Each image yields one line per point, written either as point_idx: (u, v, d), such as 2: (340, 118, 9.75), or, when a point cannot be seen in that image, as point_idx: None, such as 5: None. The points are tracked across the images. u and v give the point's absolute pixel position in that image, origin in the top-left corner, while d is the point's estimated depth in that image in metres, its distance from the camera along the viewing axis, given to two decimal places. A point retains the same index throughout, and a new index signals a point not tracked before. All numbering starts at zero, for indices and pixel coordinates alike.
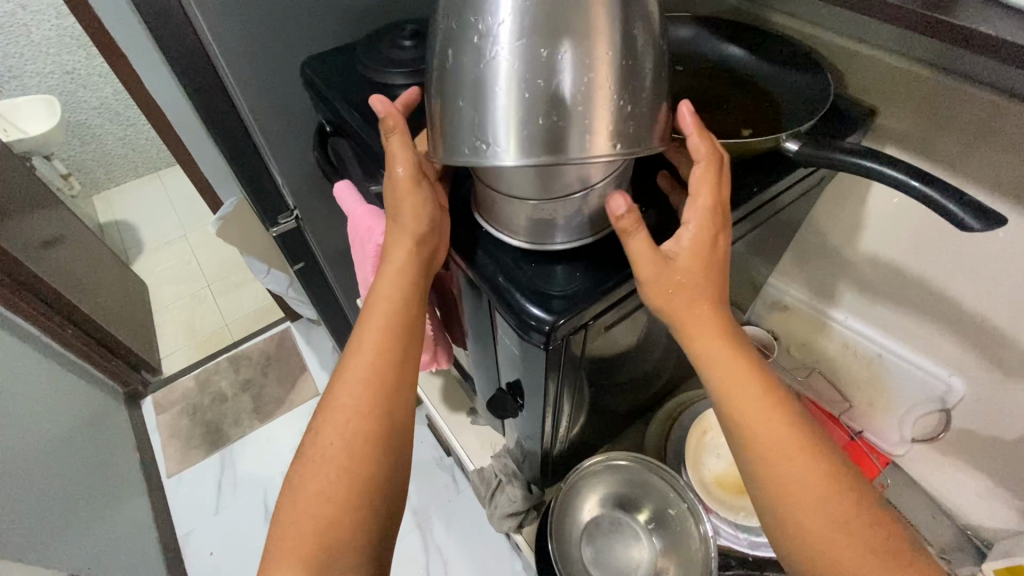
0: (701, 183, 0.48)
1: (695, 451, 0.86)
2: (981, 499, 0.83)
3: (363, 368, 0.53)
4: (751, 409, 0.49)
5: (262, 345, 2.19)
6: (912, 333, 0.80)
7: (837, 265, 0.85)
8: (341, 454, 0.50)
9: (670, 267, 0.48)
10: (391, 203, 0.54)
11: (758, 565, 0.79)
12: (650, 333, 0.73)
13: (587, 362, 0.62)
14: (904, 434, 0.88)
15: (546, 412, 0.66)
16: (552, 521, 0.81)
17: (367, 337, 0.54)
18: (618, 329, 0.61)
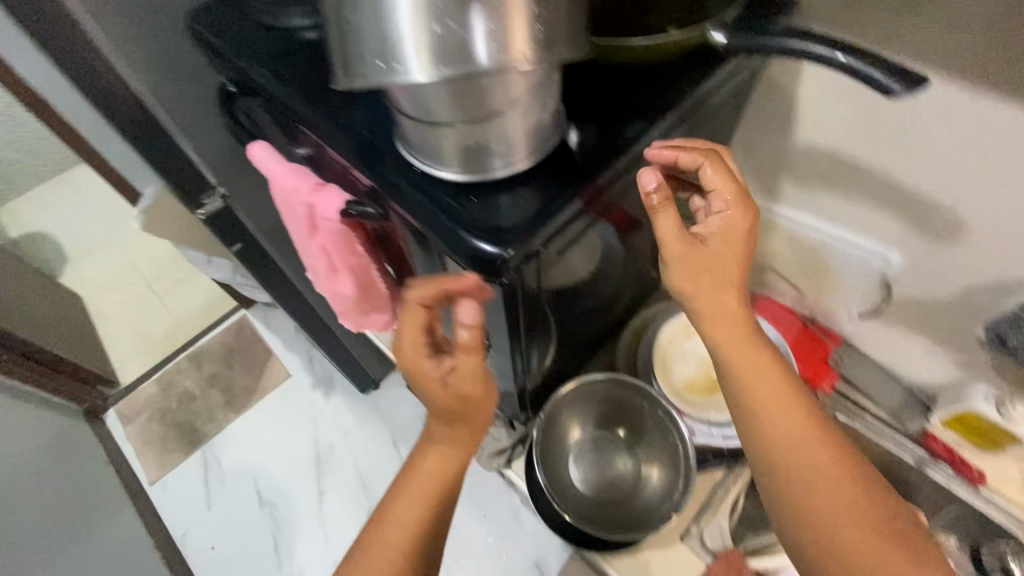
0: (717, 177, 0.55)
1: (661, 360, 0.89)
2: (925, 359, 0.90)
3: (403, 532, 0.58)
4: (765, 395, 0.57)
5: (220, 337, 2.11)
6: (851, 216, 0.83)
7: (776, 161, 0.85)
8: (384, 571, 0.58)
9: (702, 248, 0.55)
10: (455, 397, 0.57)
11: (734, 455, 0.84)
12: (606, 255, 0.73)
13: (547, 291, 0.61)
14: (851, 312, 0.93)
15: (516, 348, 0.66)
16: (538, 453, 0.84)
17: (399, 518, 0.59)
18: (575, 251, 0.60)
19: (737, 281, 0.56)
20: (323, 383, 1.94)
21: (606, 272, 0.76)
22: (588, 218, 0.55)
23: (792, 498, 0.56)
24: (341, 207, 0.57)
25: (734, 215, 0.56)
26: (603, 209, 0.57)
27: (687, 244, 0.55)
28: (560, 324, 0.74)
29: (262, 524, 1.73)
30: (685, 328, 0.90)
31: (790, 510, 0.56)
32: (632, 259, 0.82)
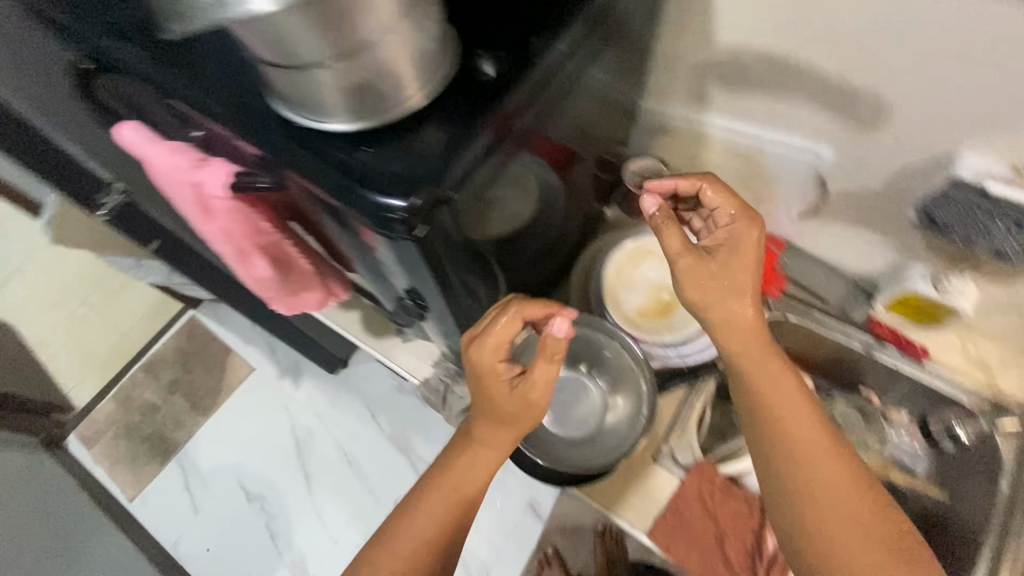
0: (717, 197, 0.66)
1: (611, 292, 0.88)
2: (864, 249, 0.92)
3: (451, 497, 0.68)
4: (780, 404, 0.62)
5: (172, 342, 2.02)
6: (782, 115, 0.81)
7: (700, 69, 0.82)
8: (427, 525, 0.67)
9: (709, 257, 0.63)
10: (514, 396, 0.65)
11: (692, 371, 0.87)
12: (543, 198, 0.69)
13: (478, 241, 0.57)
14: (793, 213, 0.93)
15: (459, 307, 0.62)
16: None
17: (449, 487, 0.69)
18: (499, 194, 0.56)
19: (748, 289, 0.62)
20: (290, 371, 1.89)
21: (543, 211, 0.73)
22: (503, 154, 0.50)
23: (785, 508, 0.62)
24: (227, 181, 0.52)
25: (739, 228, 0.63)
26: (520, 142, 0.52)
27: (693, 255, 0.62)
28: (504, 274, 0.71)
29: (253, 517, 1.72)
30: (631, 255, 0.89)
31: (794, 517, 0.61)
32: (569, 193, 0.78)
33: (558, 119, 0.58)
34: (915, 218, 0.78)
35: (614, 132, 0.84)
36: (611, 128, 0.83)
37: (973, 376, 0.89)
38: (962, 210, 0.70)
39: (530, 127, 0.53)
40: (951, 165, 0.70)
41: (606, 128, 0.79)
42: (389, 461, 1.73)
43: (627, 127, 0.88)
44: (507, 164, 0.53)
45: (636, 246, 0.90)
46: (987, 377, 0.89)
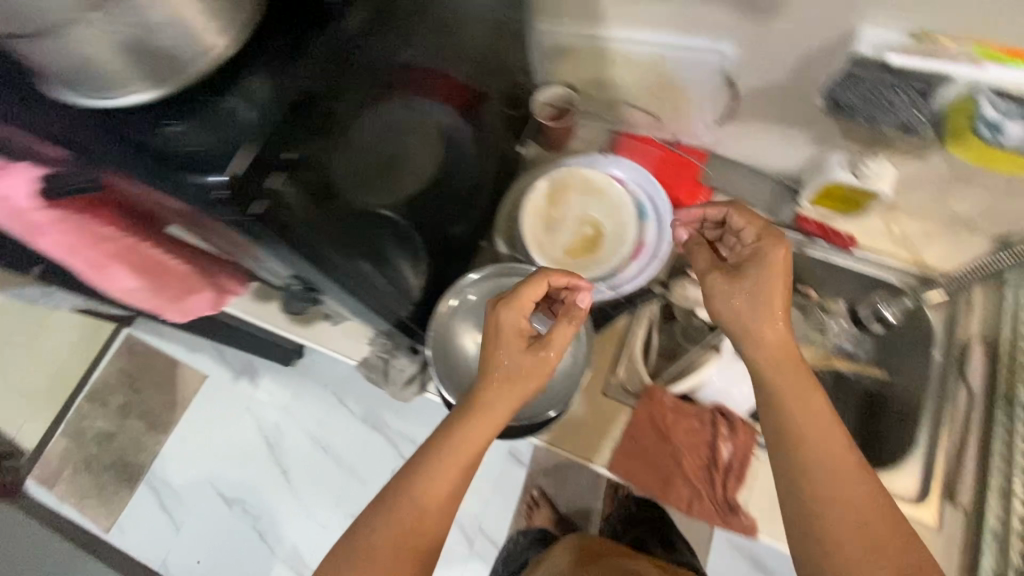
0: (743, 217, 0.67)
1: (535, 236, 0.83)
2: (784, 147, 0.90)
3: (450, 471, 0.64)
4: (815, 438, 0.60)
5: (114, 365, 1.91)
6: (676, 16, 0.75)
7: None
8: (422, 504, 0.63)
9: (732, 278, 0.65)
10: (526, 355, 0.66)
11: (629, 299, 0.88)
12: (426, 169, 0.70)
13: (356, 210, 0.57)
14: (708, 120, 0.90)
15: (360, 283, 0.62)
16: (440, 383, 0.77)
17: (445, 465, 0.64)
18: (366, 159, 0.57)
19: (779, 310, 0.63)
20: (245, 372, 1.82)
21: (433, 174, 0.72)
22: (348, 111, 0.51)
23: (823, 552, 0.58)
24: (37, 189, 0.48)
25: (766, 247, 0.65)
26: (367, 99, 0.53)
27: (720, 273, 0.67)
28: (404, 245, 0.71)
29: (238, 522, 1.70)
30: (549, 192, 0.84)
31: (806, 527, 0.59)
32: (462, 150, 0.78)
33: (413, 71, 0.59)
34: (825, 105, 0.71)
35: (501, 78, 0.83)
36: (498, 80, 0.83)
37: (899, 255, 0.90)
38: (874, 100, 0.66)
39: (376, 80, 0.54)
40: (853, 43, 0.67)
41: (488, 78, 0.78)
42: (364, 441, 1.72)
43: (518, 73, 0.87)
44: (351, 134, 0.53)
45: (552, 182, 0.84)
46: (913, 253, 0.90)
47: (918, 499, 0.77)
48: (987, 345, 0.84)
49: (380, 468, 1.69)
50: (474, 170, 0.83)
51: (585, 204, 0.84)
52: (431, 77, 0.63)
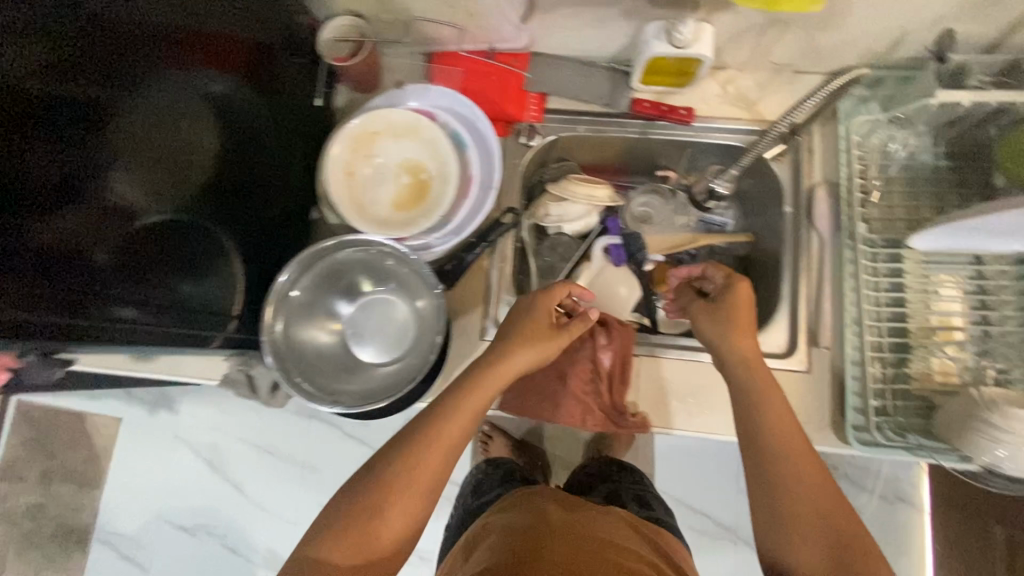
0: (717, 271, 0.81)
1: (354, 200, 0.73)
2: (600, 30, 0.82)
3: (456, 433, 0.67)
4: (779, 426, 0.66)
5: (16, 436, 1.76)
6: None
7: None
8: (425, 462, 0.65)
9: (713, 305, 0.78)
10: (539, 327, 0.74)
11: (483, 238, 0.82)
12: (156, 166, 0.63)
13: (57, 254, 0.53)
14: (513, 20, 0.80)
15: (139, 303, 0.61)
16: (295, 390, 0.70)
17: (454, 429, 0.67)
18: (70, 176, 0.54)
19: (747, 329, 0.74)
20: (161, 403, 1.69)
21: (202, 161, 0.69)
22: None
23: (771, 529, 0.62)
24: None
25: (732, 281, 0.78)
26: (25, 106, 0.49)
27: (700, 304, 0.79)
28: (199, 247, 0.69)
29: (206, 544, 1.67)
30: (356, 146, 0.74)
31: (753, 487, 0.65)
32: (237, 127, 0.74)
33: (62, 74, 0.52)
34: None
35: (262, 34, 0.75)
36: (240, 23, 0.71)
37: (740, 116, 0.87)
38: None
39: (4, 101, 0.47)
40: None
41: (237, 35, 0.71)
42: (304, 435, 1.64)
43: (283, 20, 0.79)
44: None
45: (356, 132, 0.73)
46: (752, 111, 0.87)
47: (788, 354, 0.81)
48: (829, 187, 0.84)
49: (327, 456, 1.62)
50: (269, 144, 0.79)
51: (402, 148, 0.75)
52: (132, 49, 0.58)
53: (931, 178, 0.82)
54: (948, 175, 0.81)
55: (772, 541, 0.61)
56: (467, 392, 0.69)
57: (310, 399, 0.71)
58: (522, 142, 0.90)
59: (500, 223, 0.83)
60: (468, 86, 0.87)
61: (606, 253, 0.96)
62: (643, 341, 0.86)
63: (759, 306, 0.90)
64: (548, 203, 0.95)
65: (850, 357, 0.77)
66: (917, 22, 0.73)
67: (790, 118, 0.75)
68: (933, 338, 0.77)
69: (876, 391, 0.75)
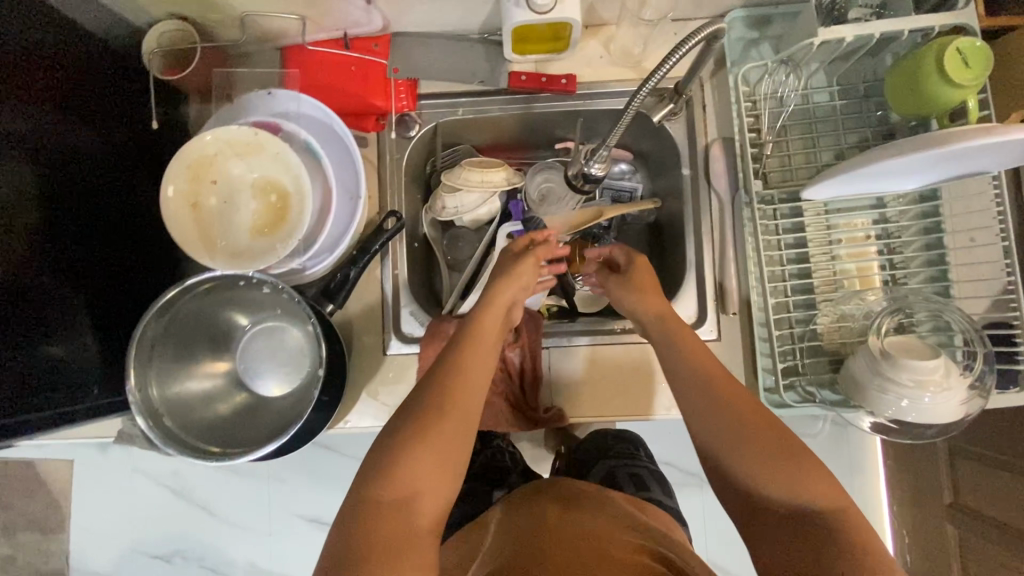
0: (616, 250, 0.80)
1: (205, 235, 0.66)
2: (458, 4, 0.73)
3: (478, 373, 0.65)
4: (729, 389, 0.62)
5: None
6: None
7: None
8: (453, 406, 0.62)
9: (625, 275, 0.77)
10: (516, 266, 0.75)
11: (366, 248, 0.76)
12: None
13: None
14: (358, 3, 0.71)
15: (7, 388, 0.58)
16: (173, 447, 0.65)
17: (473, 370, 0.65)
18: None
19: (652, 290, 0.74)
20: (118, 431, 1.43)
21: (30, 208, 0.61)
22: None
23: (750, 465, 0.57)
24: None
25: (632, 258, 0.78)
26: None
27: (614, 276, 0.78)
28: (54, 306, 0.64)
29: (184, 571, 1.42)
30: (197, 173, 0.66)
31: (717, 451, 0.60)
32: (64, 162, 0.65)
33: None
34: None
35: (51, 43, 0.64)
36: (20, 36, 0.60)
37: (626, 76, 0.81)
38: None
39: None
40: None
41: (27, 53, 0.61)
42: None
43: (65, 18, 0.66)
44: None
45: (193, 156, 0.65)
46: (638, 70, 0.81)
47: (699, 325, 0.78)
48: (724, 143, 0.79)
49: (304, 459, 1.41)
50: (109, 170, 0.70)
51: (250, 167, 0.68)
52: None
53: (827, 120, 0.77)
54: (843, 114, 0.77)
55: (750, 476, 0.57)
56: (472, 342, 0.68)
57: (191, 455, 0.65)
58: (397, 136, 0.83)
59: (383, 229, 0.76)
60: (326, 79, 0.78)
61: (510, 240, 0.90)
62: (557, 331, 0.83)
63: (672, 274, 0.87)
64: (441, 194, 0.88)
65: (758, 321, 0.75)
66: None
67: (657, 76, 0.57)
68: (840, 289, 0.75)
69: (786, 350, 0.74)
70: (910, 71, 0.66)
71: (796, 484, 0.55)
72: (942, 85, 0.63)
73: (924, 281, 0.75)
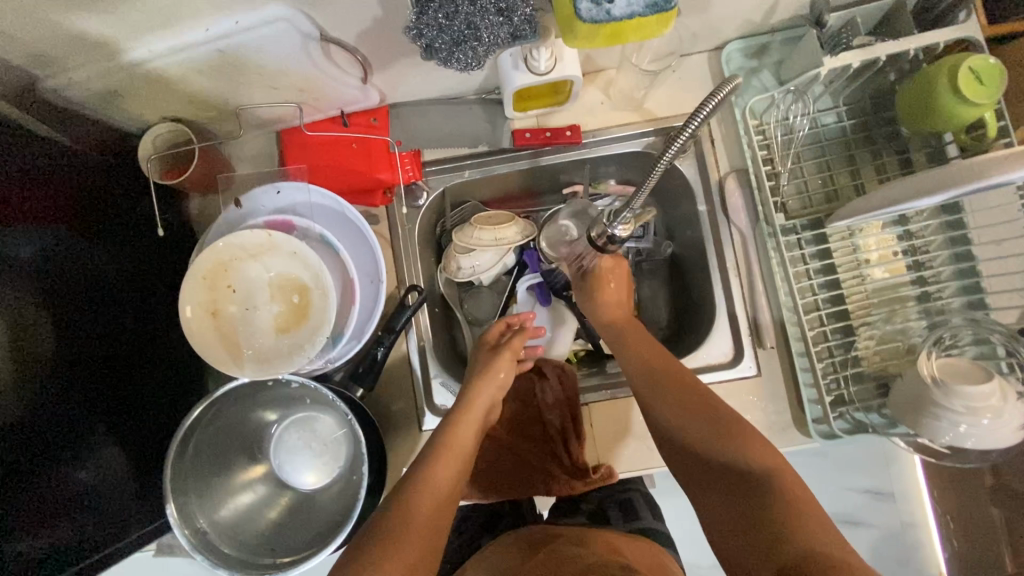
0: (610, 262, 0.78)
1: (230, 343, 0.64)
2: (455, 73, 0.72)
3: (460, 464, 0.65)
4: (665, 381, 0.65)
5: None
6: (185, 5, 0.51)
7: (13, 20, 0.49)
8: (434, 502, 0.60)
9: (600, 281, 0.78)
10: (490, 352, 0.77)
11: (392, 328, 0.74)
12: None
13: None
14: (354, 83, 0.70)
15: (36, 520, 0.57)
16: (231, 570, 0.64)
17: (452, 463, 0.64)
18: None
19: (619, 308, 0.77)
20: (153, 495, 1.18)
21: (49, 336, 0.59)
22: None
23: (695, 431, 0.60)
24: None
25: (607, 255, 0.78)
26: None
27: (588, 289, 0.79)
28: (85, 432, 0.62)
29: None
30: (212, 281, 0.64)
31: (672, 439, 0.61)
32: (78, 284, 0.63)
33: None
34: (410, 40, 0.51)
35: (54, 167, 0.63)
36: (19, 164, 0.58)
37: (630, 118, 0.80)
38: (454, 31, 0.48)
39: None
40: None
41: (32, 179, 0.59)
42: None
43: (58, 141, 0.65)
44: None
45: (207, 265, 0.64)
46: (642, 111, 0.80)
47: (734, 362, 0.77)
48: (738, 175, 0.78)
49: None
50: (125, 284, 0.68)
51: (266, 266, 0.66)
52: None
53: (838, 141, 0.77)
54: (853, 133, 0.77)
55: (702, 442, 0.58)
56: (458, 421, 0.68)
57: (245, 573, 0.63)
58: (407, 206, 0.82)
59: (406, 307, 0.74)
60: (330, 159, 0.76)
61: (531, 293, 0.90)
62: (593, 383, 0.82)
63: (695, 309, 0.85)
64: (456, 255, 0.85)
65: (797, 352, 0.74)
66: None
67: (694, 124, 0.53)
68: (874, 312, 0.74)
69: (828, 380, 0.73)
70: (922, 90, 0.65)
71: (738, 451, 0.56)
72: (957, 103, 0.62)
73: (955, 292, 0.74)
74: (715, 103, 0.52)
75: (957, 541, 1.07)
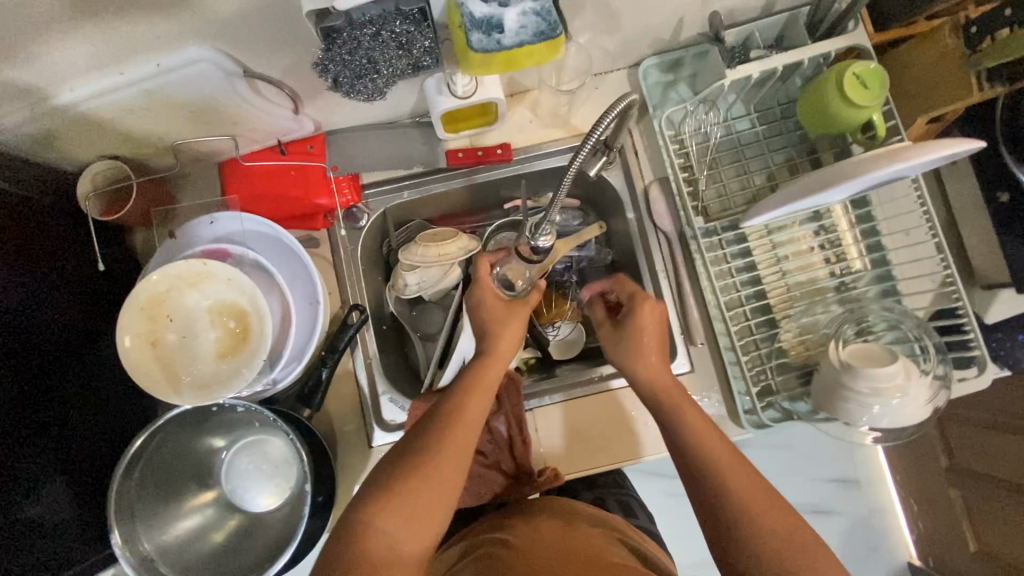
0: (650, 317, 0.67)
1: (170, 371, 0.66)
2: (385, 101, 0.75)
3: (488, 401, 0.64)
4: (709, 441, 0.61)
5: None
6: (105, 50, 0.53)
7: None
8: (458, 438, 0.60)
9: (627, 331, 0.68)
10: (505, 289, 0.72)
11: (334, 348, 0.76)
12: None
13: None
14: (287, 115, 0.73)
15: None
16: None
17: (479, 398, 0.63)
18: None
19: (657, 353, 0.67)
20: None
21: None
22: None
23: (732, 476, 0.58)
24: None
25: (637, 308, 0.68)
26: None
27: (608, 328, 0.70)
28: (28, 468, 0.63)
29: None
30: (150, 311, 0.66)
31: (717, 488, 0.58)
32: (20, 321, 0.64)
33: None
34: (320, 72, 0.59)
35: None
36: None
37: (557, 134, 0.84)
38: (356, 66, 0.56)
39: None
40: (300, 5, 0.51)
41: None
42: None
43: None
44: None
45: (144, 297, 0.65)
46: (568, 127, 0.84)
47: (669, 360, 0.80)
48: (661, 183, 0.83)
49: None
50: (65, 319, 0.70)
51: (204, 294, 0.68)
52: None
53: (753, 145, 0.82)
54: (766, 138, 0.81)
55: (729, 490, 0.58)
56: (485, 364, 0.66)
57: None
58: (348, 229, 0.85)
59: (350, 323, 0.77)
60: (267, 187, 0.78)
61: None
62: (539, 390, 0.84)
63: None
64: (401, 273, 0.87)
65: (724, 347, 0.77)
66: (688, 9, 0.71)
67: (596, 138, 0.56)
68: (795, 304, 0.78)
69: (757, 372, 0.76)
70: (818, 96, 0.70)
71: (769, 521, 0.56)
72: (847, 108, 0.67)
73: (871, 281, 0.78)
74: (610, 114, 0.55)
75: (923, 524, 1.09)
